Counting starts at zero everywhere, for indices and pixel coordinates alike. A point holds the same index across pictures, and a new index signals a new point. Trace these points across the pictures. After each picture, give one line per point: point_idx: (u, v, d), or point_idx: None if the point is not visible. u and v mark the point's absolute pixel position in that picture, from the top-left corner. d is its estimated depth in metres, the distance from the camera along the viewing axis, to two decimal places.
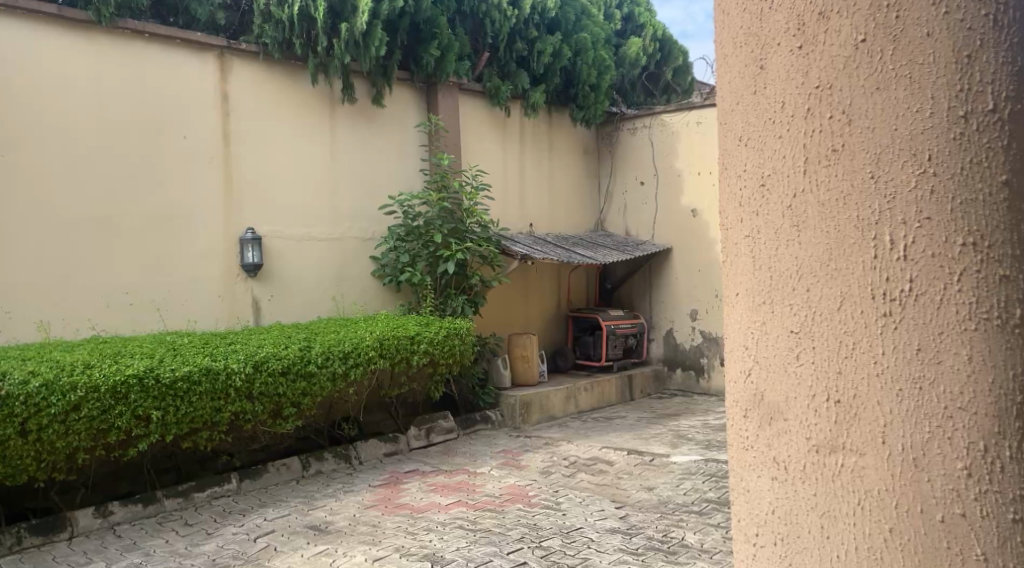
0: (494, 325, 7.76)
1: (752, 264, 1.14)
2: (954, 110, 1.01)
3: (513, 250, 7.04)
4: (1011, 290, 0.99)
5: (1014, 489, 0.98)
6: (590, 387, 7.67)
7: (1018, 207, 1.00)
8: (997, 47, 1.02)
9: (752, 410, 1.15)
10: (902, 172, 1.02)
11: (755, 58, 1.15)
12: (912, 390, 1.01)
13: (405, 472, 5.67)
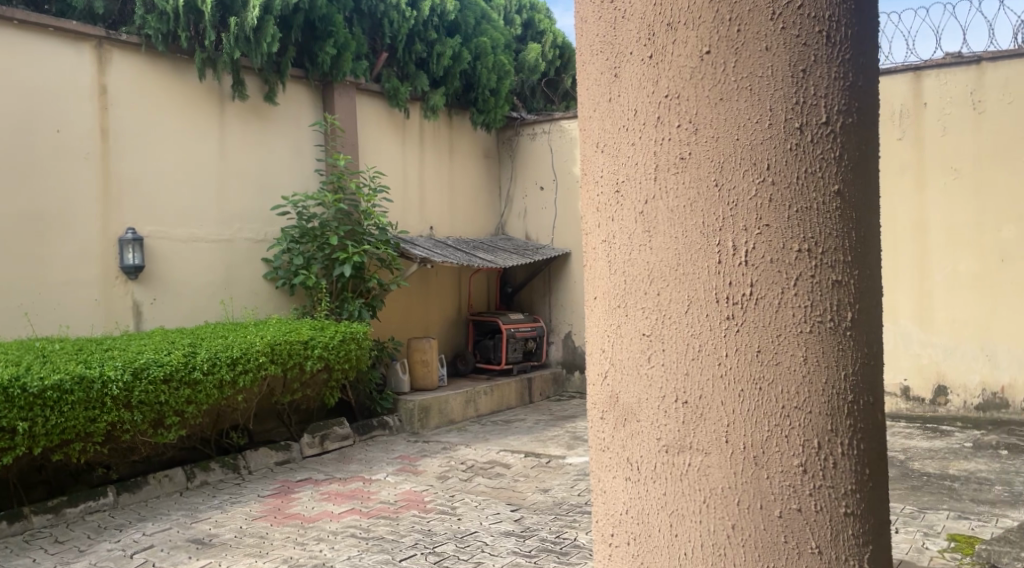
0: (392, 328, 7.66)
1: (608, 268, 1.16)
2: (790, 122, 1.06)
3: (412, 253, 6.98)
4: (842, 297, 1.06)
5: (844, 483, 1.06)
6: (488, 391, 7.67)
7: (847, 217, 1.07)
8: (829, 63, 1.07)
9: (608, 411, 1.17)
10: (743, 181, 1.06)
11: (609, 66, 1.17)
12: (753, 391, 1.05)
13: (297, 480, 5.53)
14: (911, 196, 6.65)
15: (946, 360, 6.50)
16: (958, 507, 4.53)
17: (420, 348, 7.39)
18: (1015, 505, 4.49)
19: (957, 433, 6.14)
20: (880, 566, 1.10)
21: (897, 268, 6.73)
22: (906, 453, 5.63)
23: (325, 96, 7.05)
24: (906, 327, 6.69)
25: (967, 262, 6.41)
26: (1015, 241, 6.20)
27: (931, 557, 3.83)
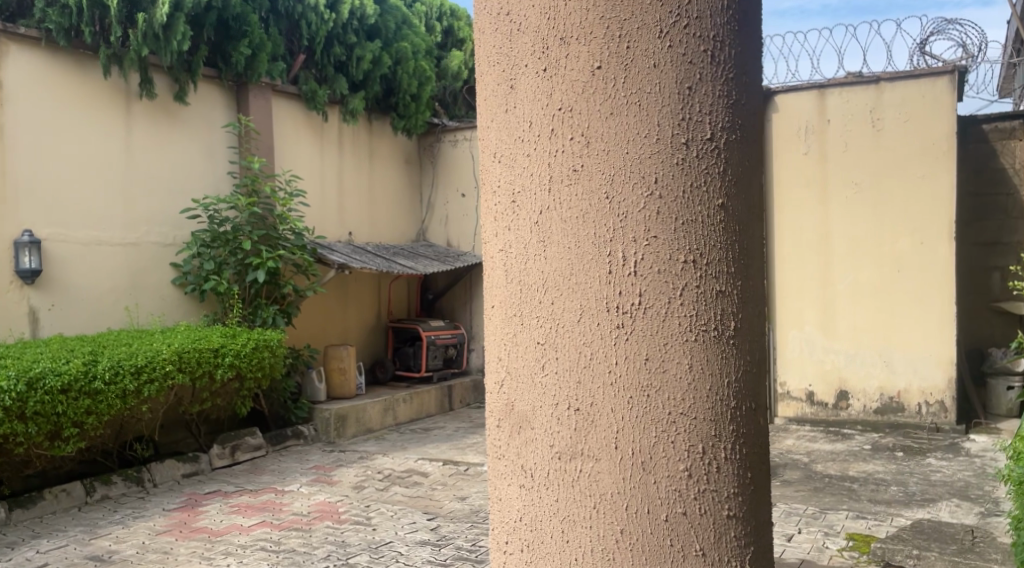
0: (308, 336, 7.52)
1: (504, 277, 1.17)
2: (677, 137, 1.09)
3: (330, 259, 6.89)
4: (725, 306, 1.10)
5: (727, 487, 1.10)
6: (407, 399, 7.61)
7: (731, 229, 1.11)
8: (714, 81, 1.11)
9: (504, 420, 1.18)
10: (632, 194, 1.09)
11: (505, 78, 1.18)
12: (640, 397, 1.08)
13: (205, 493, 5.37)
14: (815, 209, 6.90)
15: (848, 366, 6.77)
16: (857, 507, 4.72)
17: (336, 355, 7.28)
18: (910, 504, 4.70)
19: (858, 436, 6.41)
20: (762, 564, 1.14)
21: (802, 278, 6.96)
22: (810, 455, 5.84)
23: (240, 97, 6.89)
24: (810, 334, 6.93)
25: (866, 272, 6.70)
26: (911, 253, 6.52)
27: (830, 556, 3.99)
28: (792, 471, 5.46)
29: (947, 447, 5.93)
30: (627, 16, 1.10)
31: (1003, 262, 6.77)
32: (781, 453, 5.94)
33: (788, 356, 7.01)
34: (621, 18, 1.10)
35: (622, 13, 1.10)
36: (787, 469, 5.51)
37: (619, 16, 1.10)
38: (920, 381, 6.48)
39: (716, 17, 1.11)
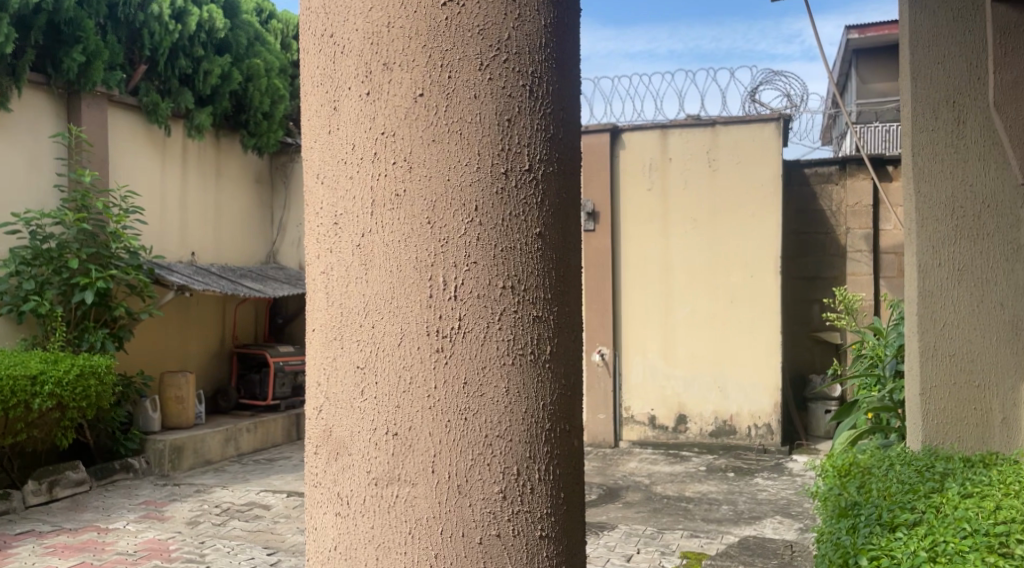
0: (142, 362, 7.09)
1: (326, 300, 1.18)
2: (496, 166, 1.12)
3: (169, 280, 6.55)
4: (541, 331, 1.13)
5: (540, 507, 1.13)
6: (251, 428, 7.30)
7: (548, 257, 1.15)
8: (533, 115, 1.14)
9: (322, 446, 1.18)
10: (453, 220, 1.11)
11: (329, 99, 1.18)
12: (458, 421, 1.10)
13: (16, 534, 4.92)
14: (657, 241, 7.21)
15: (686, 392, 7.08)
16: (691, 526, 4.93)
17: (173, 384, 6.87)
18: (739, 522, 4.96)
19: (695, 458, 6.71)
20: None
21: (644, 307, 7.24)
22: (650, 477, 6.06)
23: (71, 106, 6.44)
24: (652, 360, 7.20)
25: (701, 303, 7.06)
26: (741, 286, 6.94)
27: None
28: (633, 493, 5.64)
29: (773, 468, 6.31)
30: (449, 47, 1.12)
31: (822, 295, 7.29)
32: (622, 476, 6.12)
33: (631, 382, 7.25)
34: (443, 48, 1.12)
35: (445, 43, 1.12)
36: (627, 492, 5.68)
37: (441, 46, 1.12)
38: (750, 406, 6.88)
39: (535, 54, 1.15)
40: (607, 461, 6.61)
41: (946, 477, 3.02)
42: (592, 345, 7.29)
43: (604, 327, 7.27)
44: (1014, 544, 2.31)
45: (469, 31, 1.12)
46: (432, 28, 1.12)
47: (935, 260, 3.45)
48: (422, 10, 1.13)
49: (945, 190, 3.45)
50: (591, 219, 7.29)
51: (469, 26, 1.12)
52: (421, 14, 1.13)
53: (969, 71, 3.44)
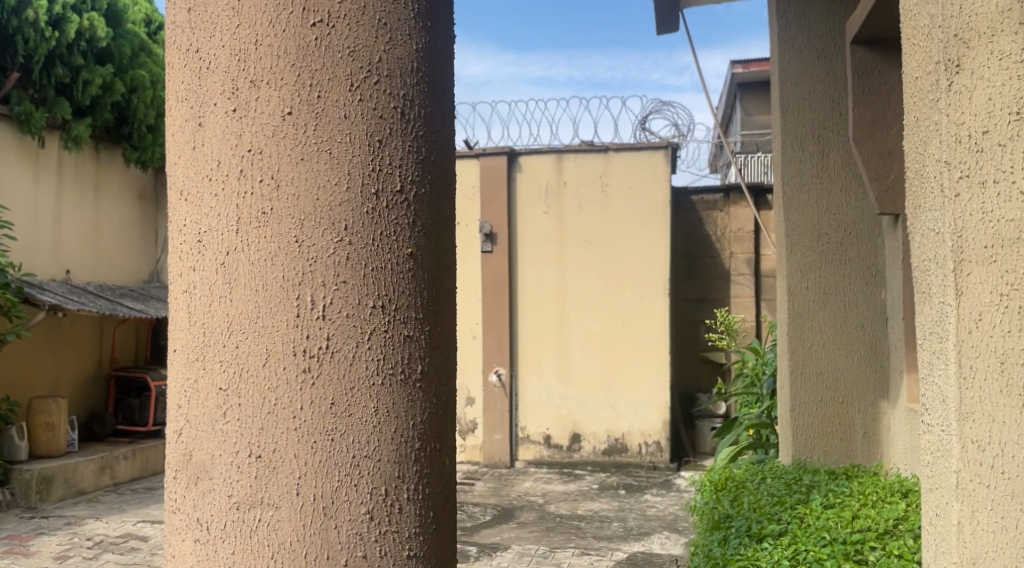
0: (8, 386, 6.65)
1: (188, 319, 1.15)
2: (367, 187, 1.12)
3: (40, 299, 6.17)
4: (412, 350, 1.14)
5: (409, 527, 1.12)
6: (129, 456, 6.94)
7: (420, 277, 1.15)
8: (403, 137, 1.15)
9: (182, 470, 1.15)
10: (322, 238, 1.10)
11: (194, 114, 1.15)
12: (324, 442, 1.08)
13: None
14: (552, 263, 7.30)
15: (580, 410, 7.17)
16: (583, 544, 4.97)
17: (42, 410, 6.46)
18: (627, 539, 5.03)
19: (588, 476, 6.80)
20: None
21: (540, 328, 7.29)
22: (543, 497, 6.10)
23: None
24: (549, 381, 7.26)
25: (595, 324, 7.19)
26: (631, 307, 7.11)
27: None
28: (527, 513, 5.66)
29: (661, 484, 6.47)
30: (319, 66, 1.11)
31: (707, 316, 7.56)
32: (516, 495, 6.14)
33: (528, 403, 7.28)
34: (312, 67, 1.11)
35: (314, 62, 1.11)
36: (521, 512, 5.70)
37: (310, 66, 1.11)
38: (641, 424, 7.04)
39: (407, 77, 1.16)
40: (501, 482, 6.61)
41: (812, 489, 3.17)
42: (488, 365, 7.29)
43: (500, 347, 7.28)
44: (868, 550, 2.45)
45: (339, 52, 1.12)
46: (301, 48, 1.11)
47: (803, 283, 3.65)
48: (291, 29, 1.12)
49: (814, 218, 3.66)
50: (488, 240, 7.32)
51: (340, 47, 1.12)
52: (289, 33, 1.12)
53: (832, 107, 3.67)
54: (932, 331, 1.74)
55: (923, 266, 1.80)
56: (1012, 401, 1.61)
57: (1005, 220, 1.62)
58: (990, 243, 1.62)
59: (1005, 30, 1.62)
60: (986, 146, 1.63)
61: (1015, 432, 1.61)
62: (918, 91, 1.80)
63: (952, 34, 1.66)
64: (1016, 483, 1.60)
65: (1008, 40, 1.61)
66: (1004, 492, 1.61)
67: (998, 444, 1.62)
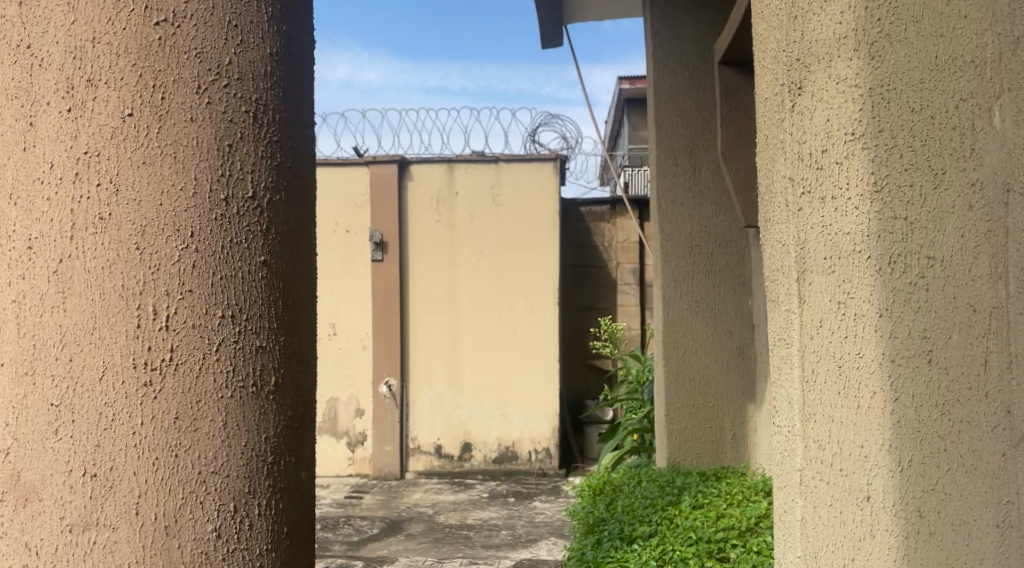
0: None
1: (15, 331, 1.08)
2: (215, 194, 1.10)
3: None
4: (265, 360, 1.14)
5: (260, 543, 1.13)
6: None
7: (273, 285, 1.15)
8: (256, 142, 1.14)
9: (5, 494, 1.08)
10: (166, 246, 1.08)
11: (23, 113, 1.09)
12: (168, 457, 1.07)
13: None
14: (443, 271, 6.76)
15: (472, 420, 6.69)
16: (471, 554, 4.73)
17: None
18: (515, 547, 4.80)
19: (478, 485, 6.32)
20: None
21: (431, 339, 6.73)
22: (433, 507, 5.75)
23: None
24: (440, 391, 6.72)
25: (486, 333, 6.71)
26: (523, 317, 6.67)
27: None
28: (415, 524, 5.35)
29: (552, 490, 6.11)
30: (163, 67, 1.09)
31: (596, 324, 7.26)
32: (405, 507, 5.78)
33: (417, 414, 6.71)
34: (156, 68, 1.09)
35: (157, 63, 1.09)
36: (410, 523, 5.40)
37: (154, 67, 1.09)
38: (531, 432, 6.63)
39: (260, 82, 1.15)
40: (391, 494, 6.16)
41: (682, 490, 3.28)
42: (378, 377, 6.67)
43: (391, 357, 6.66)
44: (731, 548, 2.55)
45: (186, 54, 1.10)
46: (144, 47, 1.09)
47: (677, 292, 3.77)
48: (133, 26, 1.09)
49: (686, 230, 3.79)
50: (379, 249, 6.67)
51: (186, 49, 1.10)
52: (129, 31, 1.09)
53: (703, 124, 3.81)
54: (780, 336, 1.85)
55: (771, 278, 1.91)
56: (847, 403, 1.67)
57: (841, 233, 1.68)
58: (828, 255, 1.71)
59: (842, 56, 1.67)
60: (824, 165, 1.71)
61: (851, 432, 1.67)
62: (766, 112, 1.90)
63: (795, 59, 1.77)
64: (852, 479, 1.67)
65: (844, 66, 1.66)
66: (841, 487, 1.69)
67: (837, 443, 1.69)
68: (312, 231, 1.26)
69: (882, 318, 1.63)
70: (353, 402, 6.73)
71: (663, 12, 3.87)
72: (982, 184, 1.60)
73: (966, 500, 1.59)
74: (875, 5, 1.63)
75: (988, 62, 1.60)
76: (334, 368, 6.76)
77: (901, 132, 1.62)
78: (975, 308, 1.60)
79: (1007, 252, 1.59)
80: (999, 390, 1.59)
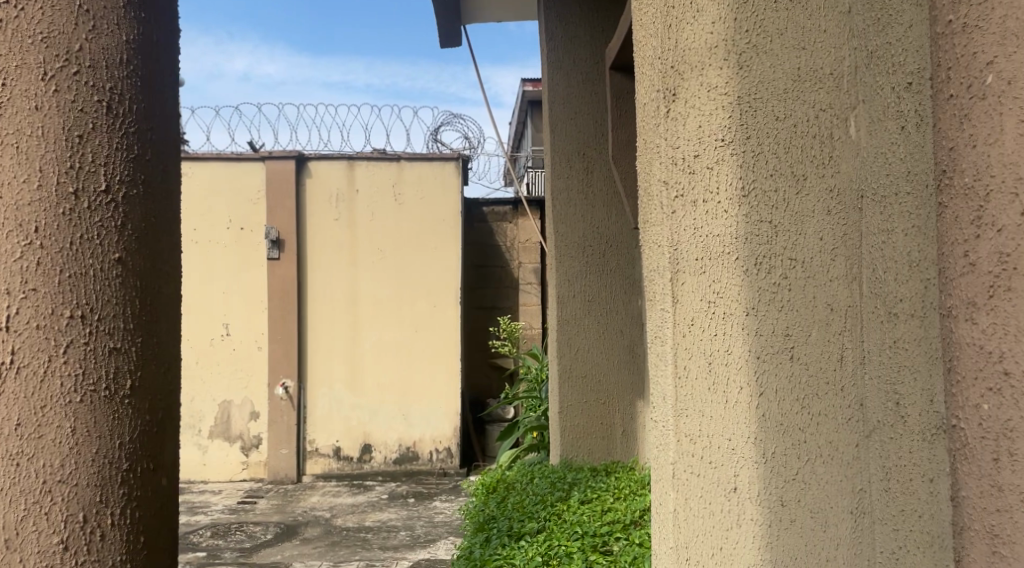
0: None
1: None
2: (63, 186, 1.20)
3: None
4: (118, 364, 1.24)
5: (113, 554, 1.23)
6: None
7: (127, 283, 1.25)
8: (108, 132, 1.24)
9: None
10: (11, 242, 1.18)
11: None
12: (11, 467, 1.17)
13: None
14: (344, 270, 6.56)
15: (372, 421, 6.52)
16: (368, 556, 4.64)
17: None
18: (413, 547, 4.73)
19: (378, 487, 6.17)
20: None
21: (330, 339, 6.52)
22: (330, 511, 5.62)
23: None
24: (339, 393, 6.52)
25: (387, 332, 6.55)
26: (425, 316, 6.55)
27: None
28: (311, 528, 5.23)
29: (453, 490, 6.02)
30: (11, 55, 1.19)
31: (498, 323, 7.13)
32: (302, 511, 5.63)
33: (315, 416, 6.50)
34: (4, 56, 1.19)
35: (6, 50, 1.19)
36: (306, 528, 5.27)
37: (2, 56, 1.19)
38: (432, 431, 6.51)
39: (115, 69, 1.25)
40: (286, 499, 5.97)
41: (572, 486, 3.33)
42: (274, 377, 6.42)
43: (288, 357, 6.42)
44: (614, 542, 2.61)
45: (33, 41, 1.20)
46: None
47: (570, 291, 3.83)
48: None
49: (579, 231, 3.85)
50: (275, 247, 6.42)
51: (33, 36, 1.20)
52: None
53: (596, 129, 3.88)
54: (656, 334, 1.87)
55: (648, 278, 1.93)
56: (716, 398, 1.73)
57: (712, 235, 1.74)
58: (699, 255, 1.75)
59: (713, 65, 1.73)
60: (697, 169, 1.75)
61: (719, 426, 1.73)
62: (645, 118, 1.91)
63: (670, 66, 1.80)
64: (720, 472, 1.73)
65: (714, 74, 1.72)
66: (710, 479, 1.74)
67: (706, 437, 1.75)
68: (174, 229, 1.36)
69: (749, 316, 1.70)
70: (247, 405, 6.49)
71: (557, 15, 3.90)
72: (839, 190, 1.71)
73: (823, 489, 1.70)
74: (744, 17, 1.70)
75: (845, 75, 1.71)
76: (229, 371, 6.49)
77: (767, 139, 1.71)
78: (832, 306, 1.71)
79: (861, 253, 1.70)
80: (853, 385, 1.70)
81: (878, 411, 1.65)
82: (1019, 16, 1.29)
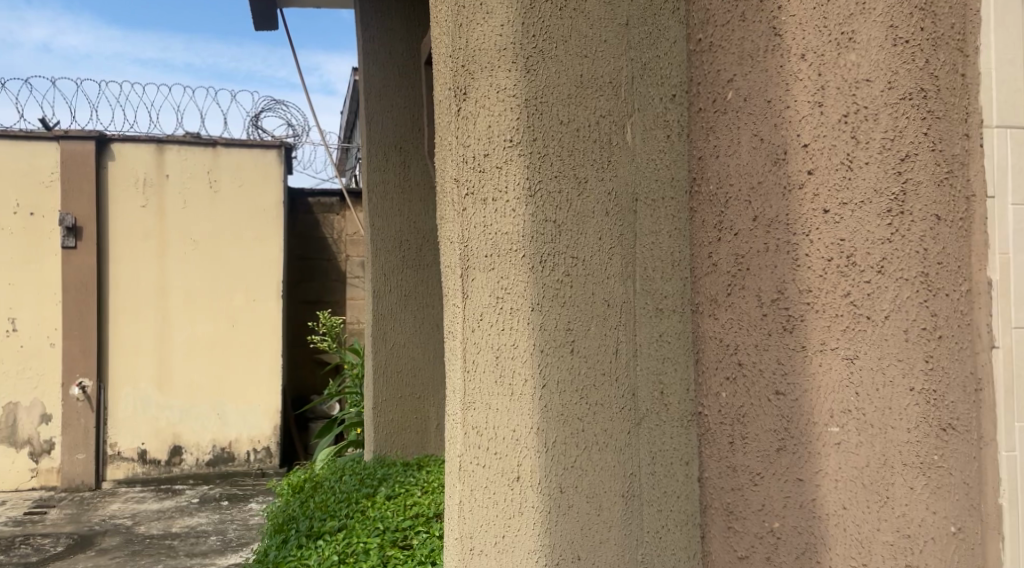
0: None
1: None
2: None
3: None
4: None
5: None
6: None
7: None
8: None
9: None
10: None
11: None
12: None
13: None
14: (151, 262, 6.17)
15: (182, 421, 6.17)
16: (173, 564, 4.40)
17: None
18: (224, 551, 4.53)
19: (188, 491, 5.84)
20: None
21: (135, 335, 6.11)
22: (132, 518, 5.27)
23: None
24: (145, 392, 6.12)
25: (200, 328, 6.23)
26: (242, 310, 6.28)
27: None
28: (109, 538, 4.88)
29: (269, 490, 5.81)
30: None
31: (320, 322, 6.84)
32: (99, 520, 5.24)
33: (117, 417, 6.07)
34: None
35: None
36: (103, 537, 4.91)
37: None
38: (248, 431, 6.24)
39: None
40: (82, 507, 5.54)
41: (381, 482, 3.31)
42: (69, 377, 5.95)
43: (86, 355, 5.96)
44: (414, 536, 2.62)
45: None
46: None
47: (387, 286, 3.81)
48: None
49: (395, 226, 3.83)
50: (71, 235, 5.95)
51: None
52: None
53: (411, 122, 3.86)
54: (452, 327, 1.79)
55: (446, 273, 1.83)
56: (502, 391, 1.74)
57: (500, 233, 1.74)
58: (489, 253, 1.74)
59: (501, 67, 1.73)
60: (486, 168, 1.74)
61: (504, 417, 1.74)
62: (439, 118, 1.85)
63: (459, 65, 1.75)
64: (504, 461, 1.74)
65: (503, 76, 1.73)
66: (495, 470, 1.74)
67: (492, 429, 1.75)
68: None
69: (534, 312, 1.73)
70: (37, 406, 5.95)
71: (371, 7, 3.86)
72: (616, 193, 1.76)
73: (599, 475, 1.75)
74: (530, 22, 1.72)
75: (622, 84, 1.77)
76: (14, 371, 5.92)
77: (552, 141, 1.74)
78: (609, 302, 1.76)
79: (635, 254, 1.77)
80: (627, 375, 1.76)
81: (648, 401, 1.77)
82: (753, 38, 1.65)
